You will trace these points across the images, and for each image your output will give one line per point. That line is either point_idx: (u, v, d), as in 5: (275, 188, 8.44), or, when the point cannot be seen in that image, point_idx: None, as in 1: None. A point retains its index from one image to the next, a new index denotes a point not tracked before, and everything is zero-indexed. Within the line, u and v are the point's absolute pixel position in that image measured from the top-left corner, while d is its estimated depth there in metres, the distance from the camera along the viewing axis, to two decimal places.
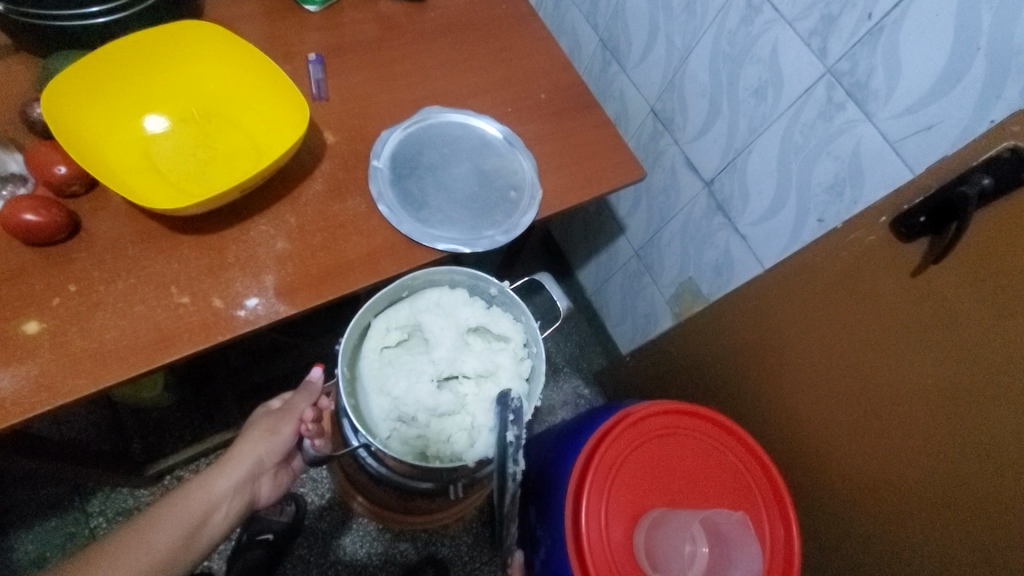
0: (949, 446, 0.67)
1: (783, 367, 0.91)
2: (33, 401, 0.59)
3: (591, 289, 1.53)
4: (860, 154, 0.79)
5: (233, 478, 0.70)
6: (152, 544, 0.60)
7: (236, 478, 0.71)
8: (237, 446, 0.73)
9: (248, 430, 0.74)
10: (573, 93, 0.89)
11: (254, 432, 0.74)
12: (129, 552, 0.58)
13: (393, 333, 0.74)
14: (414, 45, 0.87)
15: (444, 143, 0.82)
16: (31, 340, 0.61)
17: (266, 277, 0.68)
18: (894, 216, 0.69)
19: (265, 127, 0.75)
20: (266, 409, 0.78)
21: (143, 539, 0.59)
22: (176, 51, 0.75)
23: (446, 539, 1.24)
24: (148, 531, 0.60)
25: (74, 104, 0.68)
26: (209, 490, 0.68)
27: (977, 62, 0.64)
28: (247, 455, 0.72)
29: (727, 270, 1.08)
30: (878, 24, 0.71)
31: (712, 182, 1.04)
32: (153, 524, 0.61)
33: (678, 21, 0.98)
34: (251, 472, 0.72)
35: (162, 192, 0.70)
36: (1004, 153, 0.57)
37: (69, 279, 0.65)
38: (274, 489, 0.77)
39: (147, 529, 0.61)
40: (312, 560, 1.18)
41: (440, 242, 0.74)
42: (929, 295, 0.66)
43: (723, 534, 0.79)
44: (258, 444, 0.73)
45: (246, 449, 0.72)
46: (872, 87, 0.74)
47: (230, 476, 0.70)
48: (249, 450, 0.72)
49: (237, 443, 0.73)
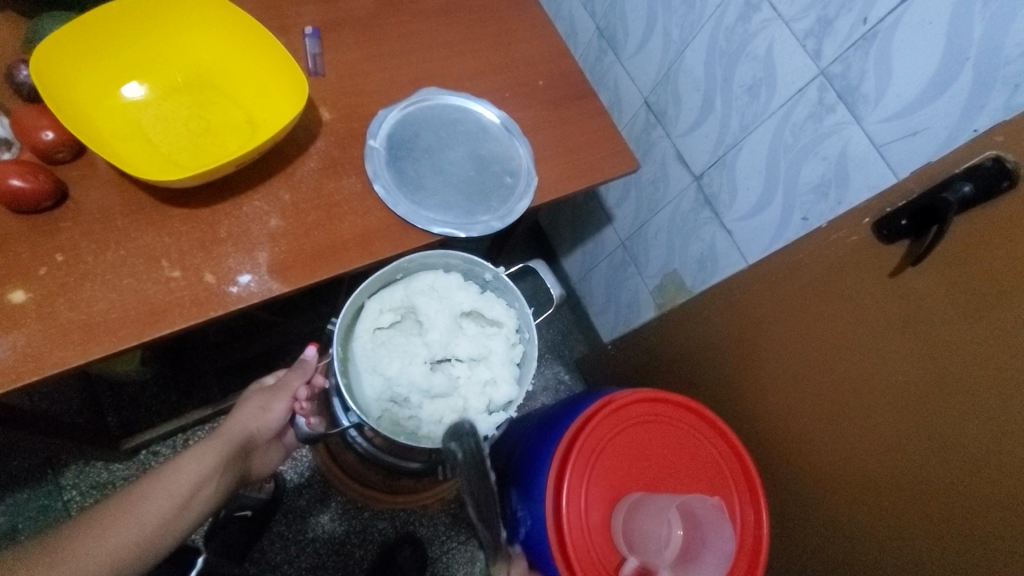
0: (911, 441, 0.71)
1: (761, 359, 0.94)
2: (19, 371, 0.58)
3: (575, 277, 1.54)
4: (848, 155, 0.81)
5: (225, 449, 0.71)
6: (143, 514, 0.59)
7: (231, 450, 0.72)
8: (231, 421, 0.76)
9: (242, 405, 0.78)
10: (570, 81, 0.89)
11: (248, 407, 0.77)
12: (120, 522, 0.58)
13: (387, 315, 0.74)
14: (412, 23, 0.86)
15: (441, 125, 0.82)
16: (17, 310, 0.60)
17: (259, 253, 0.68)
18: (877, 218, 0.71)
19: (260, 101, 0.73)
20: (258, 385, 0.81)
21: (136, 511, 0.59)
22: (171, 17, 0.73)
23: (424, 519, 1.26)
24: (140, 502, 0.60)
25: (62, 65, 0.66)
26: (202, 463, 0.67)
27: (966, 71, 0.66)
28: (240, 428, 0.74)
29: (711, 262, 1.10)
30: (873, 29, 0.73)
31: (701, 176, 1.05)
32: (145, 496, 0.61)
33: (677, 13, 0.99)
34: (244, 446, 0.74)
35: (152, 162, 0.68)
36: (986, 162, 0.59)
37: (56, 249, 0.63)
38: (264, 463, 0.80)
39: (139, 500, 0.60)
40: (290, 537, 1.19)
41: (435, 225, 0.74)
42: (906, 295, 0.69)
43: (699, 518, 0.80)
44: (250, 418, 0.76)
45: (238, 424, 0.75)
46: (864, 91, 0.76)
47: (223, 449, 0.71)
48: (241, 425, 0.75)
49: (230, 418, 0.76)
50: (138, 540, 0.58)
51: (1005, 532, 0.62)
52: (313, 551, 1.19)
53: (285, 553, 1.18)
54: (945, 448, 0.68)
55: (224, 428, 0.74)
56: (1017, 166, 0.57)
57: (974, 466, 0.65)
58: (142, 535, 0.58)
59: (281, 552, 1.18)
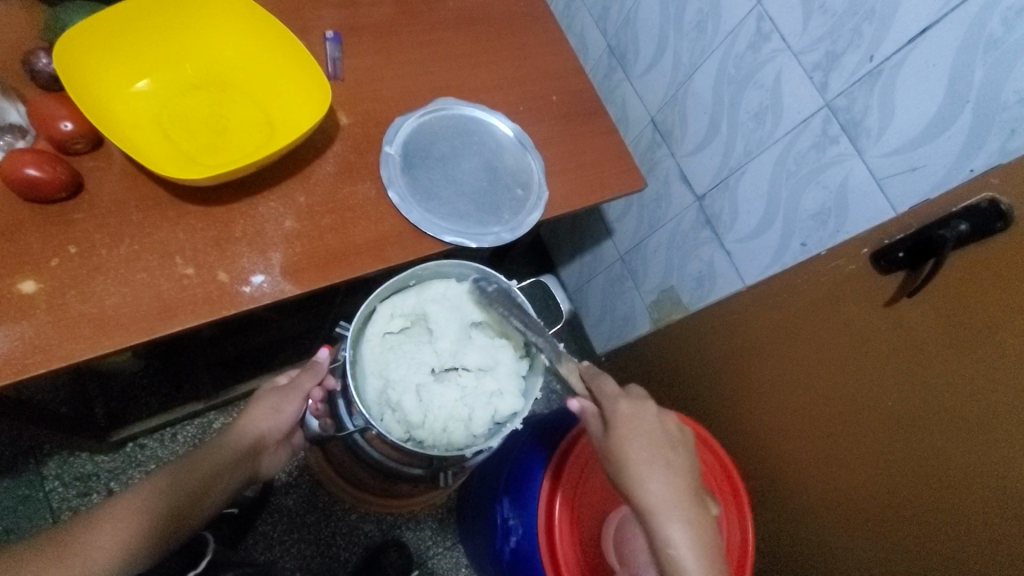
0: (894, 464, 0.74)
1: (754, 378, 0.96)
2: (27, 362, 0.57)
3: (572, 287, 1.56)
4: (847, 186, 0.83)
5: (235, 451, 0.74)
6: (154, 513, 0.61)
7: (238, 452, 0.74)
8: (244, 420, 0.78)
9: (256, 402, 0.79)
10: (582, 99, 0.91)
11: (260, 407, 0.78)
12: (136, 516, 0.60)
13: (397, 320, 0.75)
14: (432, 32, 0.87)
15: (456, 135, 0.82)
16: (28, 300, 0.60)
17: (273, 255, 0.68)
18: (876, 249, 0.74)
19: (279, 104, 0.74)
20: (272, 383, 0.82)
21: (156, 512, 0.62)
22: (193, 15, 0.73)
23: (411, 523, 1.25)
24: (152, 496, 0.63)
25: (85, 57, 0.66)
26: (213, 464, 0.70)
27: (965, 113, 0.69)
28: (252, 429, 0.77)
29: (708, 281, 1.12)
30: (878, 66, 0.76)
31: (704, 198, 1.08)
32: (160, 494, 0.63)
33: (688, 38, 1.01)
34: (254, 447, 0.77)
35: (169, 157, 0.68)
36: (983, 203, 0.62)
37: (70, 241, 0.63)
38: (275, 462, 0.83)
39: (151, 499, 0.62)
40: (275, 536, 1.18)
41: (447, 235, 0.75)
42: (900, 323, 0.71)
43: (687, 533, 0.82)
44: (263, 418, 0.78)
45: (252, 423, 0.77)
46: (866, 125, 0.79)
47: (233, 451, 0.73)
48: (254, 426, 0.77)
49: (244, 417, 0.78)
50: (149, 539, 0.60)
51: (985, 559, 0.64)
52: (298, 551, 1.18)
53: (269, 552, 1.17)
54: (930, 474, 0.69)
55: (239, 427, 0.77)
56: (1010, 208, 0.60)
57: (959, 498, 0.66)
58: (153, 531, 0.61)
59: (265, 551, 1.17)
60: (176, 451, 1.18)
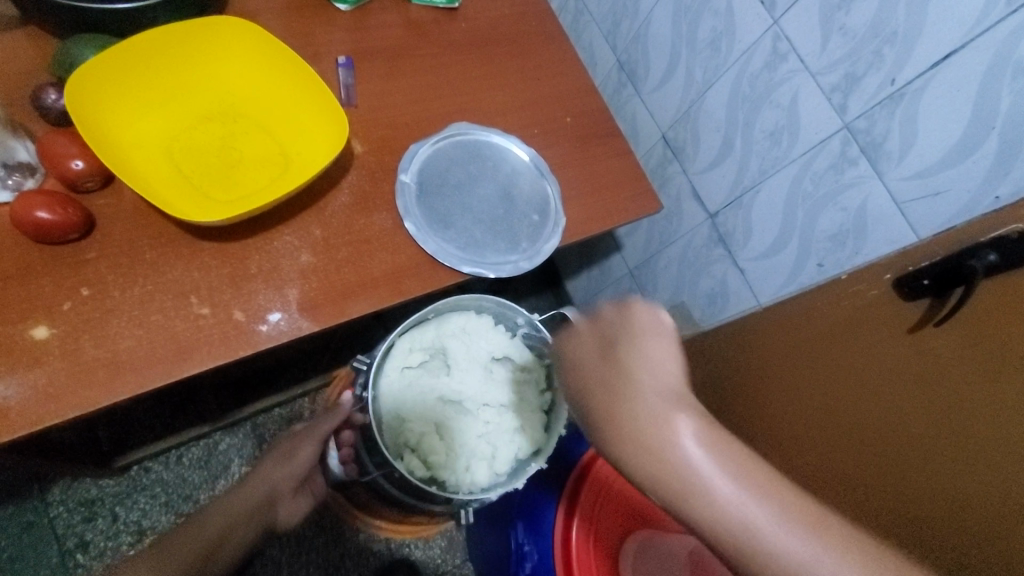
0: (908, 494, 0.71)
1: (770, 400, 0.95)
2: (41, 412, 0.56)
3: (579, 300, 1.55)
4: (867, 209, 0.82)
5: (244, 507, 0.72)
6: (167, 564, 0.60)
7: (252, 504, 0.73)
8: (259, 474, 0.78)
9: (269, 457, 0.80)
10: (596, 120, 0.90)
11: (273, 458, 0.79)
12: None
13: (416, 355, 0.74)
14: (444, 55, 0.85)
15: (471, 161, 0.81)
16: (40, 346, 0.58)
17: (289, 291, 0.66)
18: (899, 275, 0.73)
19: (295, 136, 0.73)
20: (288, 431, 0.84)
21: (168, 562, 0.60)
22: (205, 47, 0.71)
23: (421, 543, 1.24)
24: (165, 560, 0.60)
25: (96, 94, 0.64)
26: (226, 515, 0.69)
27: (990, 139, 0.68)
28: (265, 481, 0.76)
29: (721, 299, 1.11)
30: (900, 90, 0.74)
31: (716, 215, 1.07)
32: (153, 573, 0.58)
33: (701, 55, 1.00)
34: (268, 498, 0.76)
35: (182, 194, 0.66)
36: (1012, 234, 0.60)
37: (81, 282, 0.61)
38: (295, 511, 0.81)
39: (161, 552, 0.61)
40: (285, 559, 1.16)
41: (465, 265, 0.74)
42: (922, 351, 0.70)
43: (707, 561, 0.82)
44: (275, 469, 0.78)
45: (264, 476, 0.77)
46: (887, 148, 0.78)
47: (244, 504, 0.73)
48: (267, 477, 0.77)
49: (258, 471, 0.78)
50: None
51: None
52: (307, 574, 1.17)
53: None
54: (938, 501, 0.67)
55: (252, 482, 0.77)
56: None
57: (976, 535, 0.64)
58: None
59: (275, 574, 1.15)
60: (182, 474, 1.16)
